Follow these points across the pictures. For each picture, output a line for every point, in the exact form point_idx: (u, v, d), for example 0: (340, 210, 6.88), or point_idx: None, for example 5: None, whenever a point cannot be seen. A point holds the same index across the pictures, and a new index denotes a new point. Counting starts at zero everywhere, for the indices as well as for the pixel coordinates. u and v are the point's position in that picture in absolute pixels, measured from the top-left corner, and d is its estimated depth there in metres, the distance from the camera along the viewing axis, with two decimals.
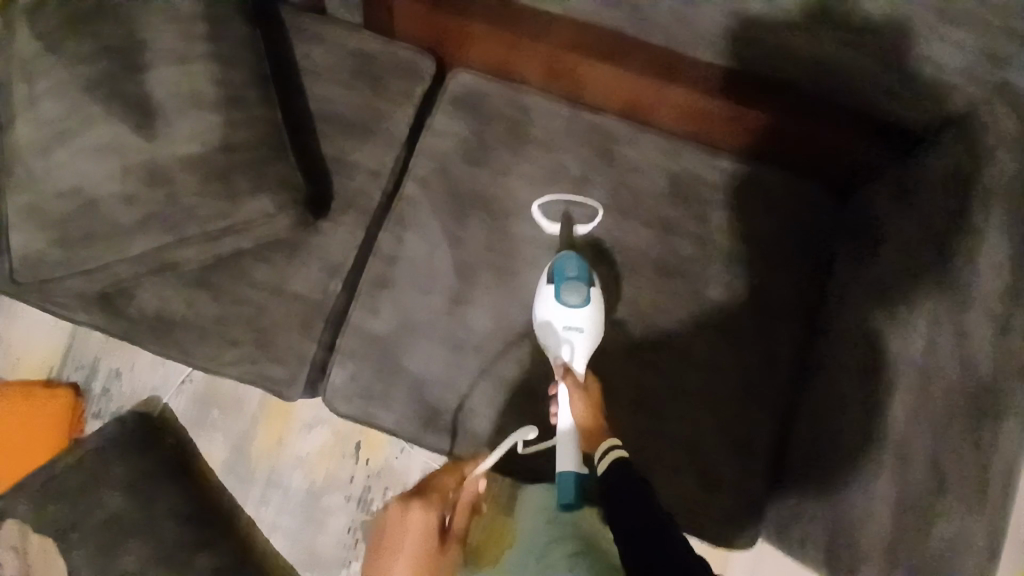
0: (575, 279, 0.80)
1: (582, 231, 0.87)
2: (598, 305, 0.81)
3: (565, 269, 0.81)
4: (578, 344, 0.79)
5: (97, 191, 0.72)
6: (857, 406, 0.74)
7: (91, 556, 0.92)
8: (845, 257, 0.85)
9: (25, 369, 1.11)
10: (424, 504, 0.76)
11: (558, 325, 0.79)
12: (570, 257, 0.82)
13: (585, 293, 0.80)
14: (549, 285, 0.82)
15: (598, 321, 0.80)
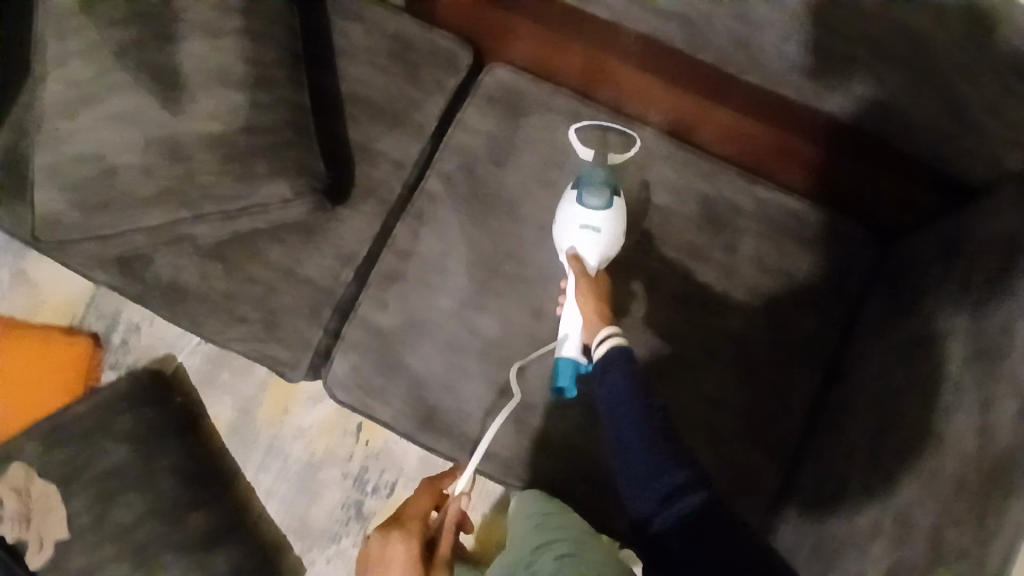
0: (600, 183, 0.78)
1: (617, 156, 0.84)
2: (621, 211, 0.77)
3: (591, 174, 0.79)
4: (593, 242, 0.76)
5: (121, 159, 0.72)
6: (865, 468, 0.69)
7: (88, 502, 0.94)
8: (876, 307, 0.81)
9: (50, 312, 1.14)
10: (403, 535, 0.78)
11: (577, 221, 0.77)
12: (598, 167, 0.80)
13: (608, 198, 0.77)
14: (571, 191, 0.80)
15: (620, 230, 0.77)
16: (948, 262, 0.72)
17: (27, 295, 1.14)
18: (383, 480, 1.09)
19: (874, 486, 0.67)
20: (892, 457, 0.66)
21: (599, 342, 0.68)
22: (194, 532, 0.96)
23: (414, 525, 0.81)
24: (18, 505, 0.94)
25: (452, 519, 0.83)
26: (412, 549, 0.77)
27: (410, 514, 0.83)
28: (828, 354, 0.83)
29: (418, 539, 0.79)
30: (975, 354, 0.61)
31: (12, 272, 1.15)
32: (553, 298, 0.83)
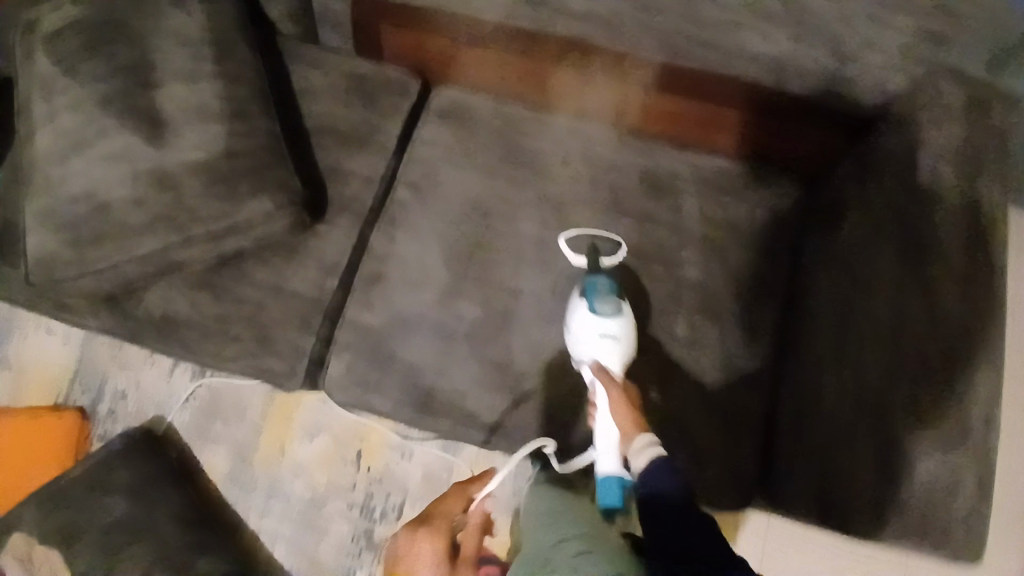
0: (607, 292, 0.80)
1: (610, 263, 0.87)
2: (632, 317, 0.81)
3: (597, 284, 0.81)
4: (613, 352, 0.78)
5: (113, 195, 0.79)
6: (846, 373, 0.77)
7: (91, 561, 0.94)
8: (817, 234, 0.89)
9: (34, 393, 1.14)
10: (430, 532, 0.86)
11: (595, 333, 0.78)
12: (602, 275, 0.83)
13: (619, 307, 0.80)
14: (579, 301, 0.83)
15: (633, 336, 0.80)
16: (867, 184, 0.82)
17: (10, 379, 1.14)
18: (390, 503, 1.09)
19: (855, 391, 0.74)
20: (864, 360, 0.74)
21: (639, 451, 0.67)
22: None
23: (441, 525, 0.88)
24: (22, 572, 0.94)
25: (476, 523, 0.90)
26: (438, 545, 0.85)
27: (438, 516, 0.91)
28: (784, 284, 0.92)
29: (445, 537, 0.86)
30: (914, 255, 0.70)
31: None
32: (524, 276, 0.91)
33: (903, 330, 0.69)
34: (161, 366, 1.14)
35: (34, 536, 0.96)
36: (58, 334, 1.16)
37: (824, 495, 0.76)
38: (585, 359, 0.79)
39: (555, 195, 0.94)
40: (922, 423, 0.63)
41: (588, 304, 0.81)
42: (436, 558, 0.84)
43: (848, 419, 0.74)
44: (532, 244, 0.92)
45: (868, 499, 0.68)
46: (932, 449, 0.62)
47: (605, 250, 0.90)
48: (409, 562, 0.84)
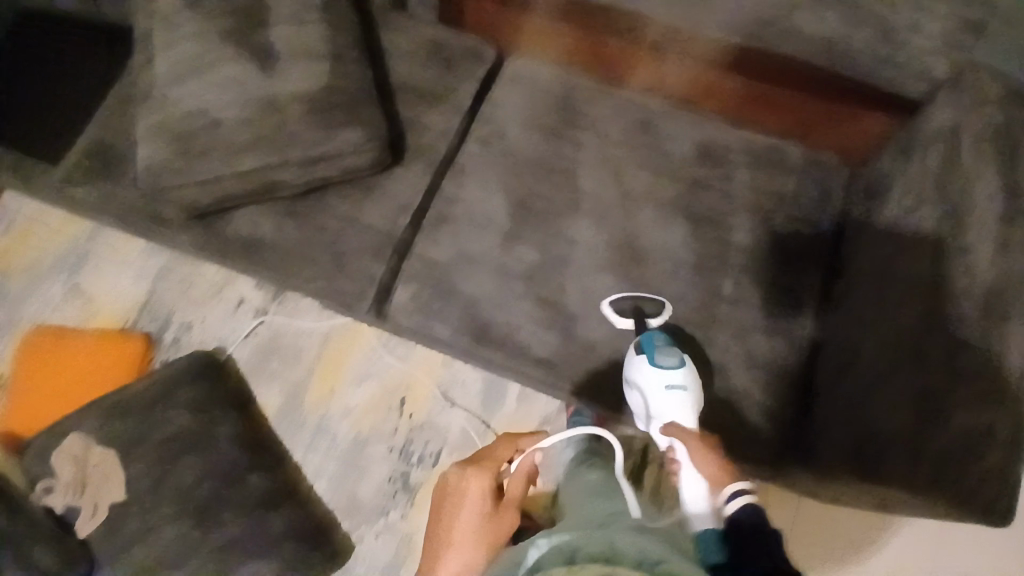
0: (665, 346, 0.85)
1: (656, 324, 0.89)
2: (692, 367, 0.85)
3: (654, 341, 0.86)
4: (682, 403, 0.82)
5: (223, 114, 0.88)
6: (883, 333, 0.80)
7: (148, 467, 0.96)
8: (859, 202, 0.92)
9: (103, 317, 1.18)
10: (479, 469, 0.73)
11: (665, 386, 0.82)
12: (655, 330, 0.88)
13: (680, 360, 0.84)
14: (637, 356, 0.86)
15: (698, 385, 0.84)
16: (912, 158, 0.85)
17: (81, 305, 1.19)
18: (429, 450, 1.13)
19: (892, 344, 0.79)
20: (905, 320, 0.78)
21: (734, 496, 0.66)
22: (253, 492, 0.99)
23: (489, 465, 0.74)
24: (75, 471, 0.95)
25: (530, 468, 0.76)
26: (484, 483, 0.72)
27: (486, 460, 0.76)
28: (825, 253, 0.95)
29: (492, 476, 0.73)
30: (955, 224, 0.75)
31: (65, 287, 1.20)
32: (581, 226, 0.96)
33: (939, 289, 0.75)
34: (227, 303, 1.20)
35: (92, 438, 0.97)
36: (131, 267, 1.21)
37: (858, 437, 0.79)
38: (662, 419, 0.81)
39: (615, 158, 1.00)
40: (962, 379, 0.70)
41: (648, 358, 0.85)
42: (484, 500, 0.71)
43: (884, 365, 0.79)
44: (590, 199, 0.98)
45: (903, 441, 0.74)
46: (969, 404, 0.69)
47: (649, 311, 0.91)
48: (450, 500, 0.72)
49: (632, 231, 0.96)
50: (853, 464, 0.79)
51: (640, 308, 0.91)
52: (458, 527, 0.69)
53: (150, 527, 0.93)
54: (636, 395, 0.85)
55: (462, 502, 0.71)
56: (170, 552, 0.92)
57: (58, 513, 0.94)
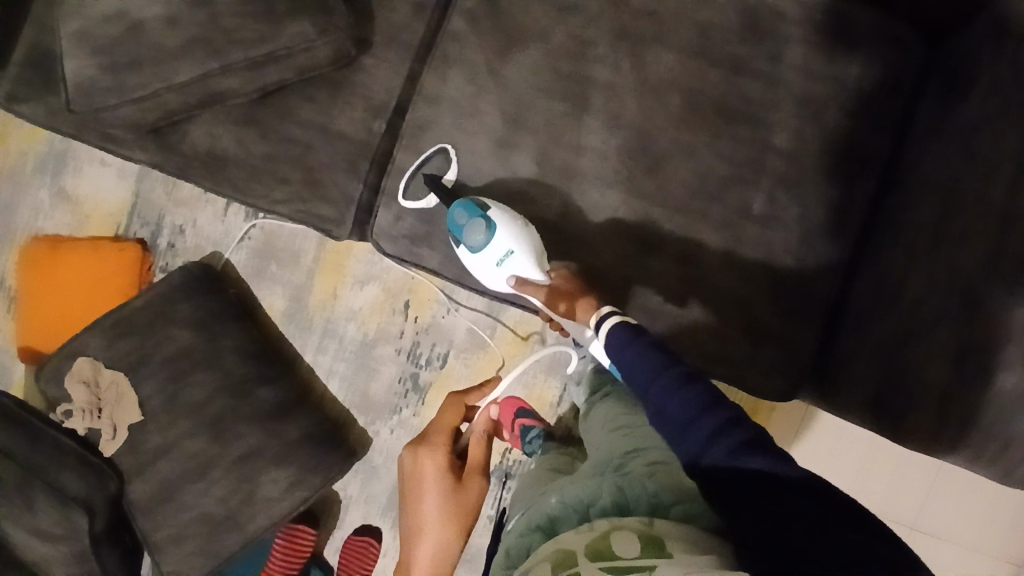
0: (470, 224, 0.75)
1: (454, 177, 0.81)
2: (503, 220, 0.74)
3: (458, 223, 0.76)
4: (521, 262, 0.74)
5: (145, 13, 0.73)
6: (934, 267, 0.70)
7: (158, 385, 0.98)
8: (934, 99, 0.77)
9: (94, 225, 1.14)
10: (431, 450, 0.97)
11: (492, 263, 0.75)
12: (455, 205, 0.77)
13: (486, 225, 0.75)
14: (460, 247, 0.78)
15: (520, 230, 0.74)
16: (1008, 45, 0.68)
17: (71, 212, 1.14)
18: (436, 352, 1.11)
19: (941, 281, 0.69)
20: (958, 250, 0.68)
21: (601, 324, 0.70)
22: (265, 404, 1.00)
23: (440, 440, 0.98)
24: (89, 395, 0.99)
25: (480, 428, 1.00)
26: (439, 461, 0.96)
27: (439, 428, 1.00)
28: (879, 158, 0.80)
29: (445, 451, 0.97)
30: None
31: (52, 192, 1.14)
32: (589, 128, 0.81)
33: (1012, 221, 0.63)
34: (215, 204, 1.12)
35: (100, 361, 1.00)
36: (111, 167, 1.14)
37: (884, 384, 0.72)
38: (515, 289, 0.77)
39: (633, 35, 0.81)
40: (1013, 335, 0.61)
41: (465, 245, 0.77)
42: (441, 471, 0.96)
43: (927, 310, 0.69)
44: (600, 91, 0.81)
45: (936, 396, 0.66)
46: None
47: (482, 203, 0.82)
48: (416, 479, 0.96)
49: (648, 133, 0.81)
50: (879, 416, 0.73)
51: (434, 176, 0.81)
52: (427, 501, 0.95)
53: (171, 443, 0.97)
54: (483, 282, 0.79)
55: (426, 480, 0.96)
56: (195, 465, 0.97)
57: (81, 434, 1.00)
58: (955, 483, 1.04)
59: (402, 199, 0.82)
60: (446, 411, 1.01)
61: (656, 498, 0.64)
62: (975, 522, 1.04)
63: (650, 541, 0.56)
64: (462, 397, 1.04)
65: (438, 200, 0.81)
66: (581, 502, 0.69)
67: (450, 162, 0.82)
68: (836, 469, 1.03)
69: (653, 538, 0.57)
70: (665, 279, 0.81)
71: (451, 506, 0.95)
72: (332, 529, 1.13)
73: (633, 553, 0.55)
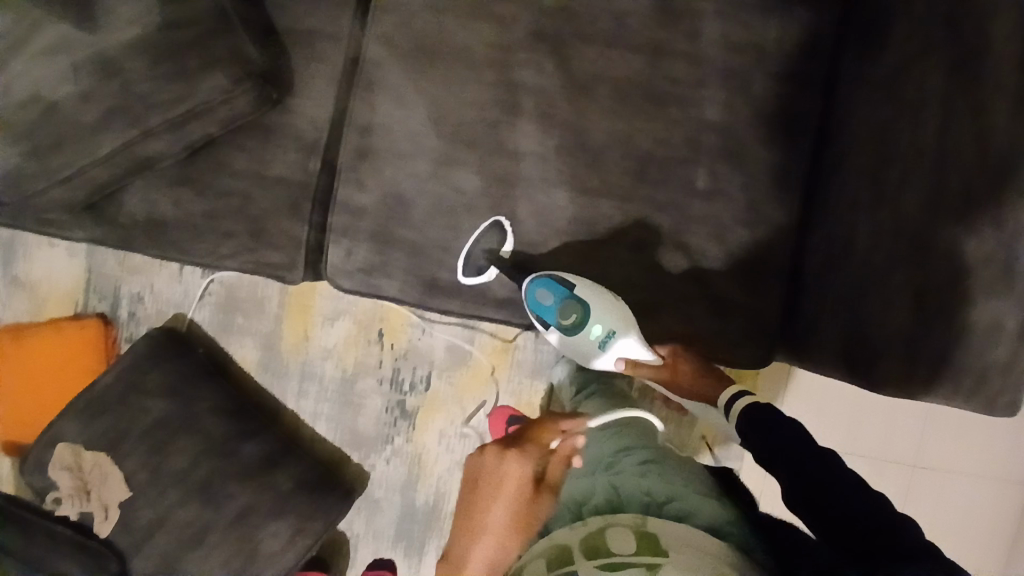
0: (560, 306, 0.78)
1: (510, 248, 0.81)
2: (597, 299, 0.78)
3: (544, 306, 0.79)
4: (626, 338, 0.78)
5: (57, 94, 0.71)
6: (881, 215, 0.71)
7: (142, 459, 0.97)
8: (856, 47, 0.78)
9: (51, 307, 1.12)
10: (519, 455, 0.83)
11: (595, 346, 0.80)
12: (535, 285, 0.79)
13: (577, 304, 0.78)
14: (550, 329, 0.81)
15: (614, 304, 0.78)
16: None
17: (27, 298, 1.12)
18: (418, 376, 1.10)
19: (890, 227, 0.70)
20: (898, 194, 0.69)
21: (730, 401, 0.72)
22: (253, 459, 0.99)
23: (532, 449, 0.83)
24: (75, 479, 0.98)
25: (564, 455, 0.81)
26: (523, 469, 0.82)
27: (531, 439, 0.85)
28: (813, 114, 0.81)
29: (532, 463, 0.82)
30: (963, 81, 0.64)
31: (3, 282, 1.12)
32: (524, 132, 0.81)
33: (950, 166, 0.65)
34: (171, 266, 1.11)
35: (79, 445, 0.98)
36: (60, 248, 1.12)
37: (851, 337, 0.72)
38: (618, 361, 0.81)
39: (553, 33, 0.81)
40: (970, 271, 0.63)
41: (558, 327, 0.80)
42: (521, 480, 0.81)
43: (880, 259, 0.70)
44: (529, 94, 0.81)
45: (901, 341, 0.67)
46: (985, 289, 0.62)
47: (431, 224, 0.81)
48: (499, 483, 0.85)
49: (584, 127, 0.80)
50: (849, 370, 0.72)
51: (492, 250, 0.81)
52: (500, 505, 0.83)
53: (163, 514, 0.96)
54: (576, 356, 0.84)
55: (504, 485, 0.84)
56: (191, 532, 0.96)
57: (74, 519, 0.99)
58: (946, 418, 1.05)
59: (462, 278, 0.81)
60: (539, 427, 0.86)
61: (650, 495, 0.66)
62: (971, 456, 1.05)
63: (644, 536, 0.59)
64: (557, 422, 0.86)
65: (498, 271, 0.81)
66: (575, 500, 0.71)
67: (504, 233, 0.82)
68: (828, 425, 1.04)
69: (645, 532, 0.59)
70: (624, 270, 0.81)
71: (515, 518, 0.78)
72: (342, 569, 1.12)
73: (629, 549, 0.57)
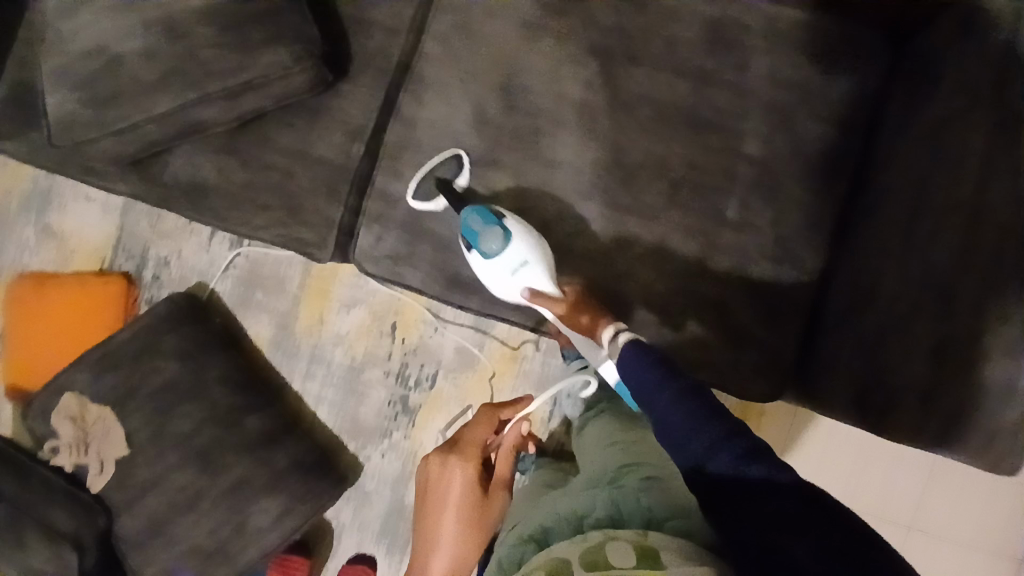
0: (485, 231, 0.76)
1: (464, 182, 0.82)
2: (521, 232, 0.76)
3: (472, 229, 0.77)
4: (534, 272, 0.75)
5: (123, 48, 0.73)
6: (907, 265, 0.71)
7: (146, 418, 0.98)
8: (901, 100, 0.79)
9: (80, 260, 1.13)
10: (462, 461, 0.87)
11: (505, 273, 0.75)
12: (471, 211, 0.78)
13: (502, 233, 0.75)
14: (470, 253, 0.78)
15: (537, 242, 0.76)
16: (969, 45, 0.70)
17: (56, 248, 1.14)
18: (425, 373, 1.10)
19: (916, 277, 0.70)
20: (925, 245, 0.70)
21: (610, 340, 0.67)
22: (252, 434, 1.00)
23: (472, 452, 0.88)
24: (74, 429, 0.98)
25: (508, 446, 0.91)
26: (468, 474, 0.86)
27: (470, 439, 0.89)
28: (848, 162, 0.82)
29: (476, 466, 0.87)
30: (999, 138, 0.65)
31: (36, 229, 1.14)
32: (563, 143, 0.82)
33: (984, 216, 0.64)
34: (199, 235, 1.13)
35: (88, 395, 0.99)
36: (96, 203, 1.14)
37: (866, 379, 0.73)
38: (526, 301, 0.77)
39: (603, 52, 0.83)
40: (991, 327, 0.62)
41: (477, 253, 0.77)
42: (469, 486, 0.86)
43: (903, 308, 0.71)
44: (574, 108, 0.83)
45: (918, 390, 0.67)
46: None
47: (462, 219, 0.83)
48: (441, 487, 0.87)
49: (622, 145, 0.82)
50: (859, 415, 0.73)
51: (445, 179, 0.82)
52: (446, 512, 0.86)
53: (158, 475, 0.96)
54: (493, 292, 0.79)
55: (448, 490, 0.87)
56: (183, 497, 0.96)
57: (69, 471, 0.99)
58: (957, 481, 1.04)
59: (411, 200, 0.82)
60: (476, 422, 0.90)
61: (651, 512, 0.64)
62: (976, 525, 1.04)
63: (645, 550, 0.57)
64: (494, 410, 0.92)
65: (447, 202, 0.81)
66: (575, 514, 0.69)
67: (462, 168, 0.83)
68: (837, 469, 1.03)
69: (647, 547, 0.57)
70: (647, 290, 0.81)
71: (470, 522, 0.86)
72: (324, 557, 1.11)
73: (628, 562, 0.55)
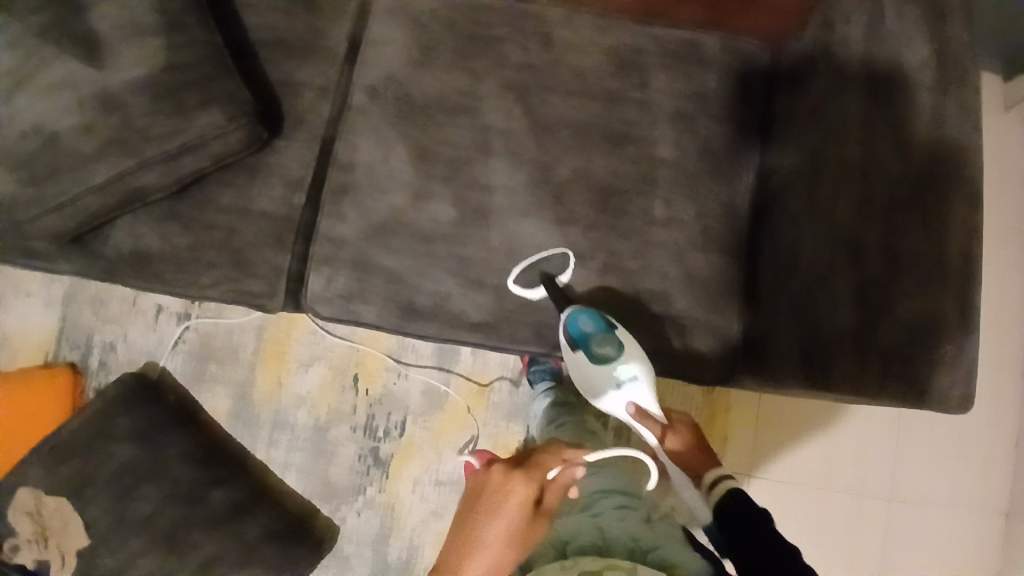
0: (598, 337, 0.81)
1: (566, 279, 0.86)
2: (633, 345, 0.81)
3: (584, 331, 0.81)
4: (642, 390, 0.81)
5: (60, 126, 0.76)
6: (818, 226, 0.77)
7: (105, 505, 0.94)
8: (785, 89, 0.87)
9: (22, 356, 1.10)
10: (525, 476, 0.88)
11: (613, 388, 0.81)
12: (583, 312, 0.82)
13: (617, 342, 0.81)
14: (575, 352, 0.82)
15: (644, 357, 0.82)
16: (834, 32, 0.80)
17: None
18: (393, 422, 1.09)
19: (828, 234, 0.76)
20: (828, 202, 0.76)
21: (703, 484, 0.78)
22: (219, 507, 0.96)
23: (536, 474, 0.88)
24: (34, 525, 0.94)
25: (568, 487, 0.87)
26: (527, 491, 0.86)
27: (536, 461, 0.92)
28: (753, 153, 0.90)
29: (536, 485, 0.87)
30: (868, 114, 0.74)
31: None
32: (494, 169, 0.88)
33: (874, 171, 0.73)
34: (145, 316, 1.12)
35: (42, 490, 0.95)
36: (37, 298, 1.12)
37: (806, 337, 0.76)
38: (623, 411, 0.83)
39: (519, 84, 0.90)
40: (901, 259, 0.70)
41: (585, 355, 0.81)
42: (521, 502, 0.86)
43: (823, 265, 0.75)
44: (500, 136, 0.89)
45: (852, 338, 0.71)
46: (914, 285, 0.70)
47: (408, 251, 0.86)
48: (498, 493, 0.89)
49: (549, 165, 0.88)
50: (806, 370, 0.76)
51: (549, 274, 0.86)
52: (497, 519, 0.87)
53: (125, 562, 0.92)
54: (587, 391, 0.84)
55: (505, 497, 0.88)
56: None
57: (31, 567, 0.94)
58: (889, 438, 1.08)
59: (510, 282, 0.86)
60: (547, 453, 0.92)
61: (635, 540, 0.75)
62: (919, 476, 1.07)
63: None
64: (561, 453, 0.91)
65: (545, 293, 0.85)
66: (558, 537, 0.78)
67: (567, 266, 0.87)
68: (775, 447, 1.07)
69: None
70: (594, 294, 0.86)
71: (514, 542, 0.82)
72: None
73: None
